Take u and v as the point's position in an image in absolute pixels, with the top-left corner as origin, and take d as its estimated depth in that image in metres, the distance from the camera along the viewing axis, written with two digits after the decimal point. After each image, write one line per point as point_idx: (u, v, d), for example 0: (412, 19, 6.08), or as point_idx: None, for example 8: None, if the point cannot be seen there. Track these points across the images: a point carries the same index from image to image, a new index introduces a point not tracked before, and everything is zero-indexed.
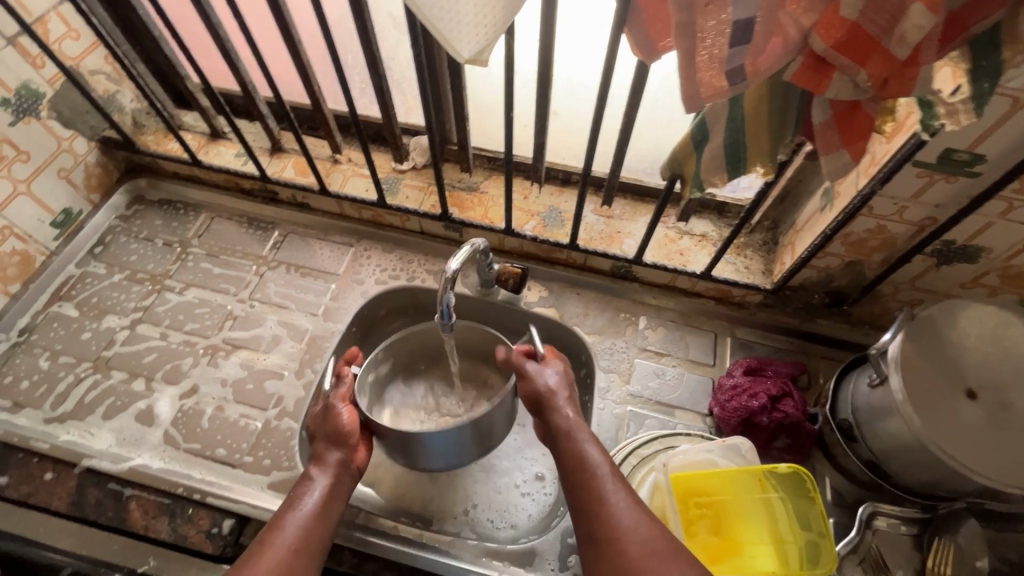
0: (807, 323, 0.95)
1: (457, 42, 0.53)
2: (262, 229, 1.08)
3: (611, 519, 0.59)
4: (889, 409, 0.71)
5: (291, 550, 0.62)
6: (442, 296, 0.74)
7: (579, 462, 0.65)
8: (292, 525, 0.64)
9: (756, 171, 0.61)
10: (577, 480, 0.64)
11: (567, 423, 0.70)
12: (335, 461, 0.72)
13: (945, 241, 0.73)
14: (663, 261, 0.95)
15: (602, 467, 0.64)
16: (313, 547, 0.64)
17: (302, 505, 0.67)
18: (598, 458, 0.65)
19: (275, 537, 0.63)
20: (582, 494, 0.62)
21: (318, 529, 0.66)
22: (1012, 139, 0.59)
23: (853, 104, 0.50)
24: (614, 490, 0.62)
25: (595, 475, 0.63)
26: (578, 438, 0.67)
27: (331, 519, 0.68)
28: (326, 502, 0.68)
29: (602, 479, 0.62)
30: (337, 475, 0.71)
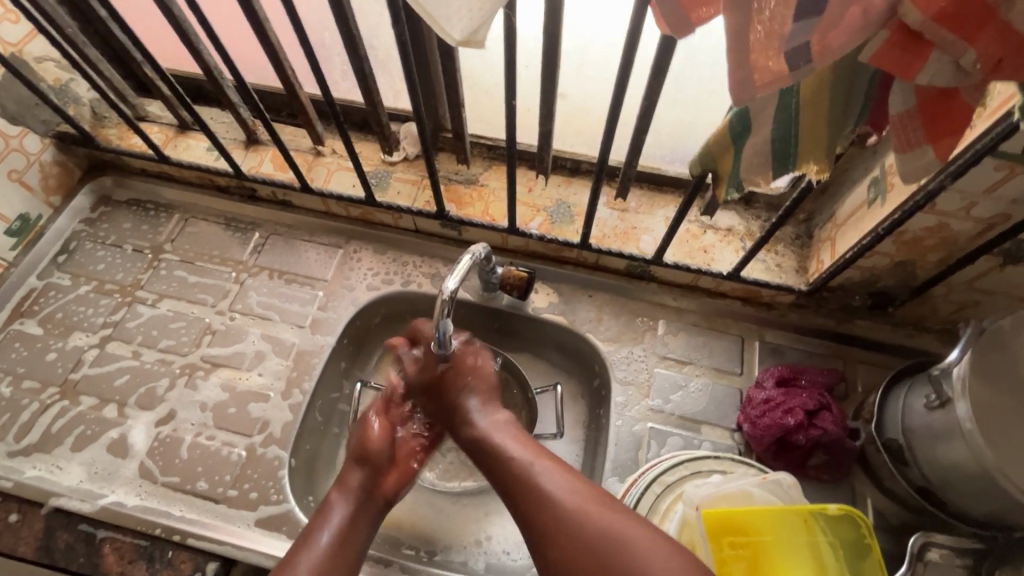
0: (843, 325, 0.86)
1: (444, 19, 0.44)
2: (242, 231, 0.98)
3: (552, 509, 0.54)
4: (951, 434, 0.62)
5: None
6: (439, 321, 0.66)
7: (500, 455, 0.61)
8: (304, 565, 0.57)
9: (810, 169, 0.51)
10: (503, 477, 0.59)
11: (479, 418, 0.66)
12: (355, 483, 0.66)
13: (1019, 240, 0.63)
14: (686, 260, 0.86)
15: (524, 454, 0.60)
16: None
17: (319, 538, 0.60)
18: (519, 448, 0.61)
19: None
20: (513, 487, 0.58)
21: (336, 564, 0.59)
22: None
23: (948, 91, 0.40)
24: (546, 475, 0.57)
25: (522, 467, 0.59)
26: (494, 433, 0.64)
27: (352, 555, 0.61)
28: (346, 531, 0.62)
29: (532, 467, 0.58)
30: (359, 501, 0.65)
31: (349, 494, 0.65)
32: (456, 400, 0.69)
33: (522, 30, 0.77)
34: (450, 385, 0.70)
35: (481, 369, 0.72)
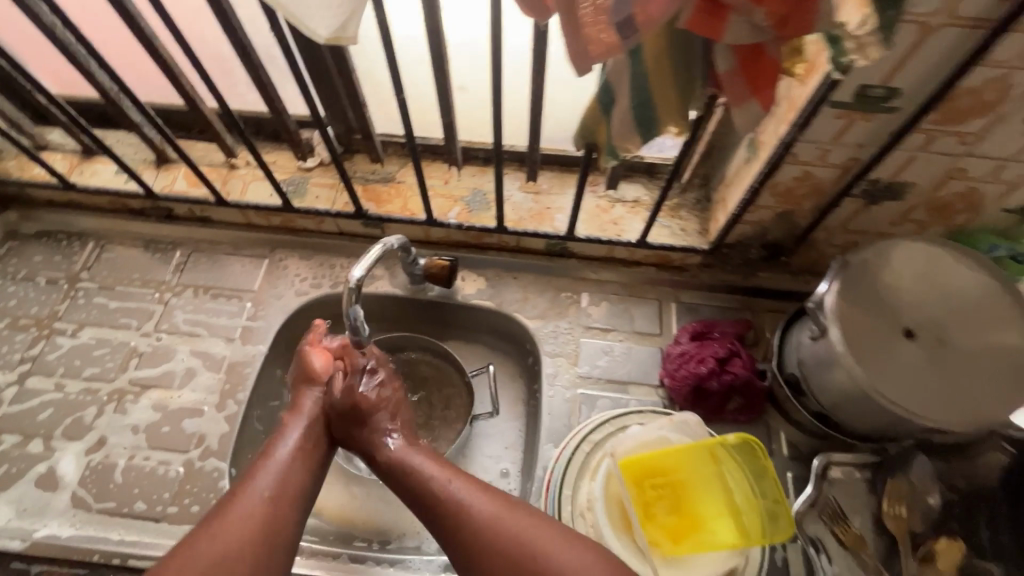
0: (748, 279, 0.93)
1: (309, 18, 0.46)
2: (162, 252, 0.97)
3: (471, 521, 0.58)
4: (832, 360, 0.69)
5: (253, 518, 0.55)
6: (349, 306, 0.70)
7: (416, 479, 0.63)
8: (263, 477, 0.59)
9: (670, 130, 0.56)
10: (419, 498, 0.62)
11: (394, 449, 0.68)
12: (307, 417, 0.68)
13: (871, 180, 0.71)
14: (597, 233, 0.91)
15: (435, 475, 0.63)
16: (290, 492, 0.59)
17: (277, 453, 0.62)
18: (431, 469, 0.64)
19: (237, 500, 0.56)
20: (431, 501, 0.61)
21: (298, 465, 0.62)
22: (924, 68, 0.56)
23: (756, 47, 0.46)
24: (468, 490, 0.61)
25: (446, 480, 0.62)
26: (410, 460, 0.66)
27: (315, 457, 0.65)
28: (297, 459, 0.63)
29: (455, 482, 0.62)
30: (307, 431, 0.66)
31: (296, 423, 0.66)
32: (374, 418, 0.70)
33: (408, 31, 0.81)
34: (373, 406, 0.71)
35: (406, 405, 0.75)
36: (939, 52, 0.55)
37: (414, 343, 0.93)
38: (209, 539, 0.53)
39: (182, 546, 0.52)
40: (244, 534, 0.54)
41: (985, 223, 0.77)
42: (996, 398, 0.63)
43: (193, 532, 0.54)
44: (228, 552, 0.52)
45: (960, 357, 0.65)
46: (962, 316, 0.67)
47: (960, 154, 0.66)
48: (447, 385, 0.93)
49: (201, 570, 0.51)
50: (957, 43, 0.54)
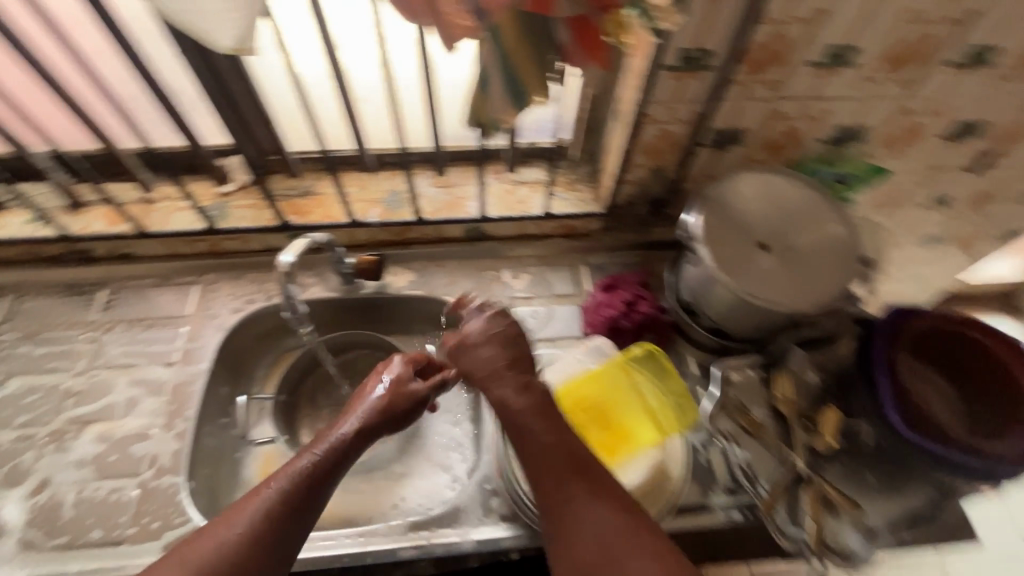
0: (644, 234, 1.06)
1: (214, 33, 0.54)
2: (85, 294, 0.97)
3: (572, 516, 0.60)
4: (710, 277, 0.82)
5: (269, 512, 0.58)
6: (284, 288, 0.77)
7: (541, 456, 0.63)
8: (277, 481, 0.60)
9: (538, 101, 0.67)
10: (538, 476, 0.63)
11: (518, 410, 0.66)
12: (381, 396, 0.71)
13: (713, 129, 0.87)
14: (507, 213, 1.01)
15: (563, 462, 0.62)
16: (290, 516, 0.59)
17: (297, 462, 0.62)
18: (556, 446, 0.64)
19: (260, 494, 0.59)
20: (544, 485, 0.62)
21: (304, 493, 0.60)
22: (723, 31, 0.72)
23: (583, 20, 0.59)
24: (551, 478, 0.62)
25: (540, 465, 0.63)
26: (530, 427, 0.65)
27: (327, 485, 0.62)
28: (317, 469, 0.62)
29: (545, 470, 0.62)
30: (385, 406, 0.70)
31: (351, 426, 0.67)
32: (487, 379, 0.70)
33: (306, 70, 0.86)
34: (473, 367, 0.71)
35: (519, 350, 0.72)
36: (730, 17, 0.70)
37: (358, 339, 0.99)
38: (211, 538, 0.56)
39: (192, 538, 0.56)
40: (256, 530, 0.56)
41: (809, 155, 0.95)
42: (834, 278, 0.79)
43: (211, 523, 0.58)
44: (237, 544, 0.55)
45: (803, 256, 0.81)
46: (800, 226, 0.82)
47: (772, 99, 0.83)
48: None
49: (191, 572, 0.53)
50: (741, 9, 0.70)
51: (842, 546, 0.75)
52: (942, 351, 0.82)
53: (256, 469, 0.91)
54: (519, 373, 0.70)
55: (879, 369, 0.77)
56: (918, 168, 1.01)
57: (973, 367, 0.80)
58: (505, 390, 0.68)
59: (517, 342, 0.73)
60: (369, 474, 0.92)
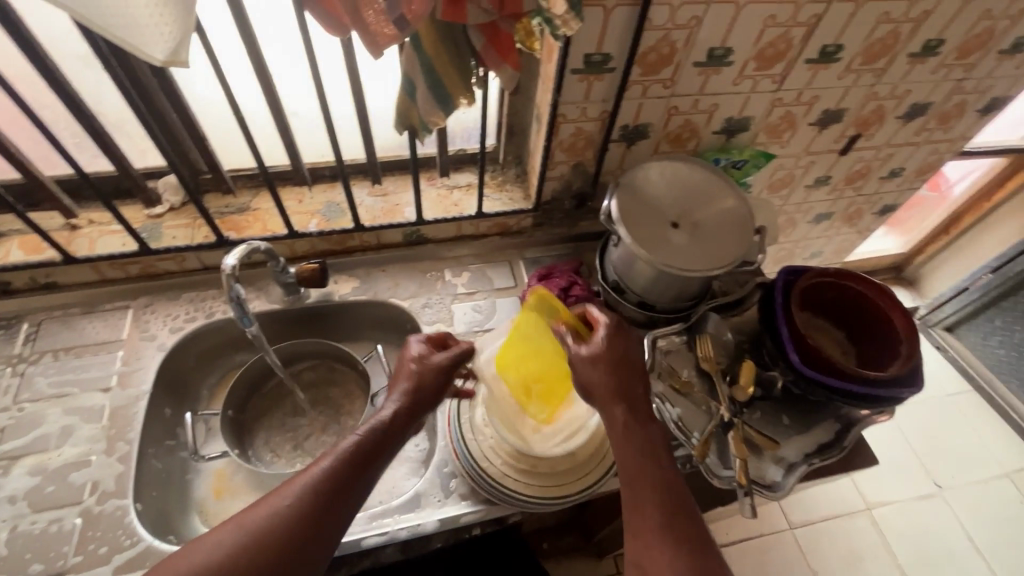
0: (573, 228, 1.15)
1: (147, 45, 0.56)
2: (6, 328, 0.93)
3: (659, 540, 0.63)
4: (632, 256, 0.92)
5: (320, 485, 0.62)
6: (229, 289, 0.78)
7: (653, 484, 0.67)
8: (319, 462, 0.64)
9: (463, 102, 0.74)
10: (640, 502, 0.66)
11: (647, 437, 0.71)
12: (414, 371, 0.74)
13: (622, 125, 0.97)
14: (443, 215, 1.07)
15: (670, 495, 0.66)
16: (334, 494, 0.62)
17: (343, 442, 0.66)
18: (668, 479, 0.68)
19: (309, 470, 0.63)
20: (641, 509, 0.66)
21: (346, 474, 0.63)
22: (618, 36, 0.83)
23: (494, 27, 0.67)
24: (648, 509, 0.65)
25: (642, 497, 0.66)
26: (661, 455, 0.70)
27: (368, 466, 0.65)
28: (357, 450, 0.65)
29: (646, 500, 0.66)
30: (419, 381, 0.73)
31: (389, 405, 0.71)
32: (616, 395, 0.72)
33: (244, 98, 0.90)
34: (595, 383, 0.74)
35: (636, 368, 0.75)
36: (623, 24, 0.81)
37: (306, 347, 1.00)
38: (267, 506, 0.60)
39: (253, 505, 0.60)
40: (307, 497, 0.61)
41: (707, 146, 1.08)
42: (734, 244, 0.90)
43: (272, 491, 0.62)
44: (286, 512, 0.59)
45: (708, 230, 0.92)
46: (703, 204, 0.94)
47: (668, 96, 0.94)
48: (343, 376, 1.04)
49: (249, 540, 0.57)
50: (631, 17, 0.80)
51: (765, 479, 0.86)
52: (831, 303, 0.95)
53: (208, 486, 0.91)
54: (633, 399, 0.73)
55: (779, 320, 0.89)
56: (797, 153, 1.16)
57: (859, 312, 0.92)
58: (618, 414, 0.71)
59: (629, 365, 0.75)
60: None
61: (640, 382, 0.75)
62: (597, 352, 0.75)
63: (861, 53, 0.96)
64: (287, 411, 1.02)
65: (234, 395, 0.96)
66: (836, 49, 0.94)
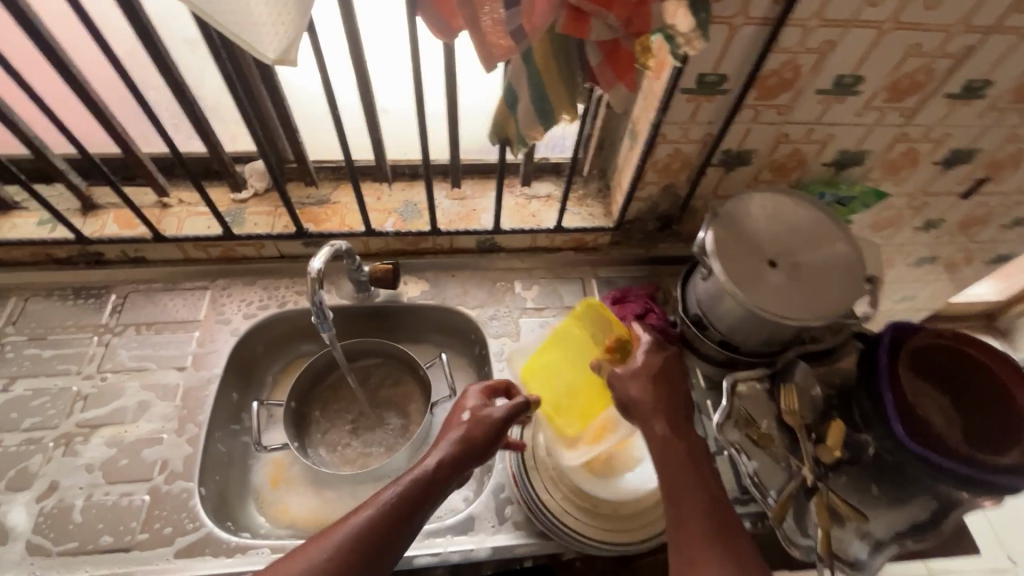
0: (651, 250, 1.09)
1: (260, 43, 0.54)
2: (94, 297, 0.96)
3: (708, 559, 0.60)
4: (722, 292, 0.85)
5: (358, 536, 0.60)
6: (313, 296, 0.78)
7: (696, 500, 0.64)
8: (360, 514, 0.62)
9: (564, 118, 0.69)
10: (682, 517, 0.64)
11: (687, 452, 0.69)
12: (464, 427, 0.71)
13: (724, 150, 0.90)
14: (520, 225, 1.03)
15: (717, 512, 0.64)
16: (375, 551, 0.60)
17: (384, 494, 0.64)
18: (712, 495, 0.65)
19: (351, 518, 0.62)
20: (685, 526, 0.63)
21: (386, 531, 0.61)
22: (739, 57, 0.76)
23: (614, 43, 0.62)
24: (695, 525, 0.63)
25: (687, 513, 0.64)
26: (705, 471, 0.68)
27: (409, 521, 0.63)
28: (398, 504, 0.63)
29: (692, 515, 0.63)
30: (467, 437, 0.70)
31: (435, 456, 0.68)
32: (654, 410, 0.71)
33: (342, 95, 0.91)
34: (634, 397, 0.72)
35: (675, 385, 0.74)
36: (747, 43, 0.75)
37: (370, 346, 0.99)
38: (304, 558, 0.58)
39: (290, 555, 0.59)
40: (344, 548, 0.59)
41: (813, 178, 0.99)
42: (842, 295, 0.82)
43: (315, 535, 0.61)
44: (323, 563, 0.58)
45: (810, 273, 0.84)
46: (806, 243, 0.86)
47: (781, 122, 0.87)
48: (403, 379, 1.03)
49: None
50: (757, 36, 0.74)
51: (846, 553, 0.79)
52: (942, 368, 0.84)
53: (266, 474, 0.92)
54: (675, 415, 0.71)
55: (882, 383, 0.80)
56: (912, 193, 1.05)
57: (975, 383, 0.82)
58: (660, 431, 0.70)
59: (668, 381, 0.74)
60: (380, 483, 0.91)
61: (681, 399, 0.74)
62: (636, 368, 0.75)
63: (1011, 91, 0.85)
64: (344, 407, 1.01)
65: (297, 387, 0.96)
66: (983, 85, 0.83)
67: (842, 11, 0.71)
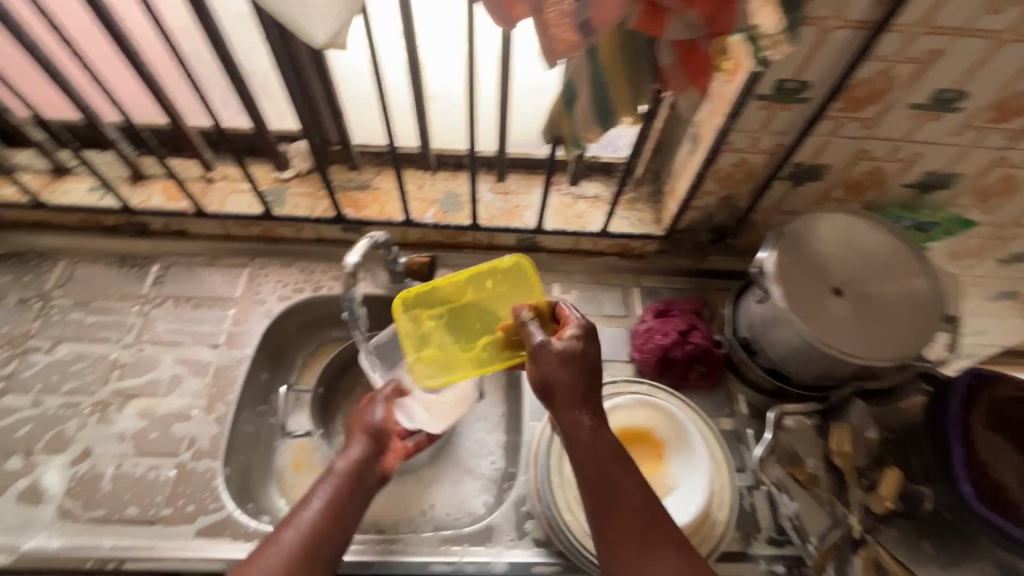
0: (700, 261, 1.02)
1: (310, 26, 0.51)
2: (137, 266, 0.97)
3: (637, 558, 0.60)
4: (777, 319, 0.79)
5: (300, 543, 0.62)
6: (348, 291, 0.76)
7: (619, 495, 0.62)
8: (298, 519, 0.64)
9: (625, 120, 0.64)
10: (607, 516, 0.62)
11: (608, 443, 0.64)
12: (370, 426, 0.74)
13: (795, 163, 0.83)
14: (563, 226, 0.98)
15: (643, 508, 0.62)
16: (323, 544, 0.63)
17: (314, 497, 0.66)
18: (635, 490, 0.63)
19: (286, 527, 0.63)
20: (612, 523, 0.62)
21: (327, 525, 0.64)
22: (826, 62, 0.69)
23: (691, 43, 0.56)
24: (620, 524, 0.61)
25: (615, 512, 0.62)
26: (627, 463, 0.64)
27: (345, 511, 0.66)
28: (331, 502, 0.66)
29: (617, 514, 0.62)
30: (376, 434, 0.74)
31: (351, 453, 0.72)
32: (579, 399, 0.65)
33: (392, 79, 0.88)
34: (557, 382, 0.65)
35: (596, 372, 0.67)
36: (838, 48, 0.67)
37: None
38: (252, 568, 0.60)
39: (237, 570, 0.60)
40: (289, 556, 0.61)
41: (890, 199, 0.90)
42: (914, 335, 0.74)
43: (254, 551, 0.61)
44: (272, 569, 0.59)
45: (879, 306, 0.77)
46: (877, 273, 0.79)
47: (863, 137, 0.78)
48: None
49: None
50: (851, 41, 0.66)
51: None
52: (1010, 419, 0.76)
53: (289, 458, 0.91)
54: (596, 403, 0.66)
55: (951, 439, 0.74)
56: (1002, 223, 0.95)
57: None
58: (584, 420, 0.65)
59: (592, 367, 0.66)
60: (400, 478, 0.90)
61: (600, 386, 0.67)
62: (568, 352, 0.65)
63: None
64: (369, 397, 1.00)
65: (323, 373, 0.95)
66: None
67: (954, 17, 0.63)
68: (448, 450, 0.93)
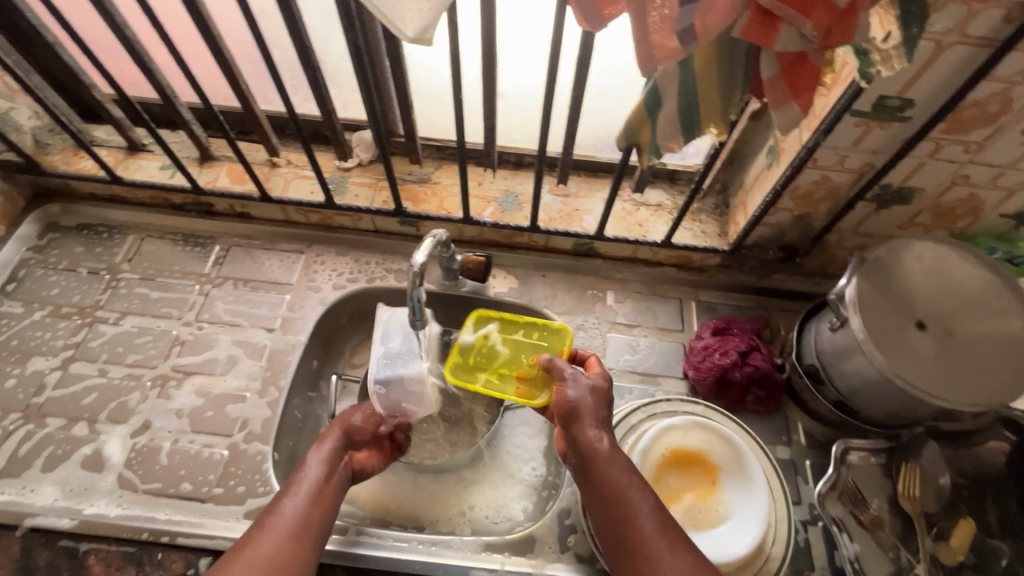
0: (763, 279, 0.97)
1: (400, 20, 0.50)
2: (201, 246, 0.99)
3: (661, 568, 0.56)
4: (852, 348, 0.74)
5: (288, 530, 0.59)
6: (412, 291, 0.74)
7: (634, 508, 0.61)
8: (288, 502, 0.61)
9: (711, 131, 0.60)
10: (624, 530, 0.60)
11: (622, 461, 0.65)
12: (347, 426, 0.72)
13: (883, 184, 0.78)
14: (624, 234, 0.95)
15: (659, 520, 0.60)
16: (310, 529, 0.60)
17: (302, 480, 0.64)
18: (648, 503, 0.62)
19: (278, 509, 0.61)
20: (630, 537, 0.59)
21: (314, 509, 0.62)
22: (936, 80, 0.63)
23: (799, 55, 0.52)
24: (638, 534, 0.59)
25: (632, 525, 0.60)
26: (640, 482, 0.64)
27: (328, 501, 0.64)
28: (318, 488, 0.64)
29: (634, 525, 0.60)
30: (347, 431, 0.73)
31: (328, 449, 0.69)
32: (596, 421, 0.67)
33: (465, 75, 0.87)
34: (585, 407, 0.67)
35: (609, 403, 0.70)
36: (953, 65, 0.62)
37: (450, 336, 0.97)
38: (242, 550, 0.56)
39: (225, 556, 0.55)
40: (277, 550, 0.57)
41: (983, 229, 0.84)
42: (1004, 379, 0.69)
43: (236, 545, 0.57)
44: (263, 562, 0.55)
45: (966, 344, 0.72)
46: (966, 308, 0.74)
47: (964, 162, 0.73)
48: None
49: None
50: (969, 59, 0.61)
51: None
52: None
53: None
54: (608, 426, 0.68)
55: None
56: None
57: None
58: (601, 439, 0.66)
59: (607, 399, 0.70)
60: (442, 475, 0.90)
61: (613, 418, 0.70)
62: (592, 386, 0.70)
63: None
64: None
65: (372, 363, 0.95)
66: None
67: None
68: (491, 451, 0.91)
